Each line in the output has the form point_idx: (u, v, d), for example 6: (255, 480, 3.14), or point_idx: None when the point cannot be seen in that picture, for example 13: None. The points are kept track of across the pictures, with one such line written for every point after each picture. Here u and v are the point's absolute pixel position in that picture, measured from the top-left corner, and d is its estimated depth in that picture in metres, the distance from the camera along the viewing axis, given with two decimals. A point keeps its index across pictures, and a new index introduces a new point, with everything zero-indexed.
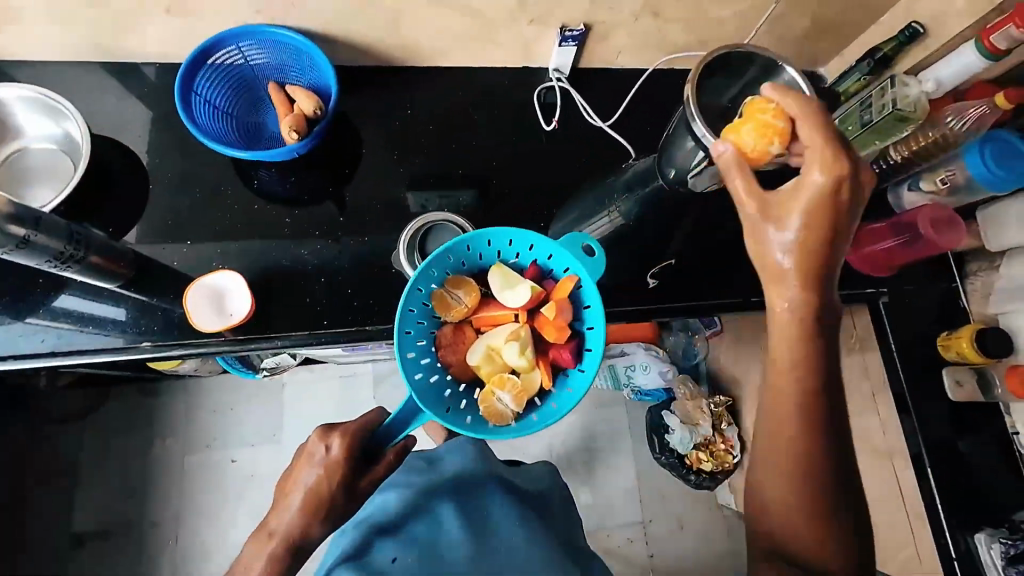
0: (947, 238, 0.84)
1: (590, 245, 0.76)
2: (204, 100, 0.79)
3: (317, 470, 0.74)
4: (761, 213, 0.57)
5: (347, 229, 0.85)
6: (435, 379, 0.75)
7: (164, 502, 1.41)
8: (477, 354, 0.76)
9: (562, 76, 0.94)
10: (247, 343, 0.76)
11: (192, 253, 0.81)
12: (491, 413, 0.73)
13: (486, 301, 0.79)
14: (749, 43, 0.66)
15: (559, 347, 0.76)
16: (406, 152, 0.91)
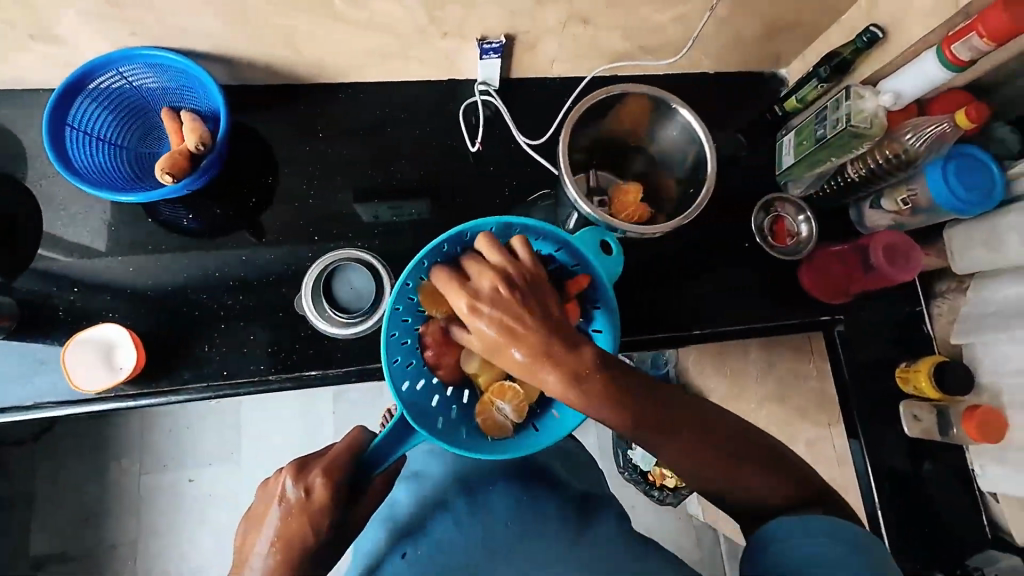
0: (902, 268, 0.78)
1: (608, 242, 0.68)
2: (85, 133, 0.73)
3: (287, 513, 0.56)
4: (475, 349, 0.58)
5: (252, 266, 0.79)
6: (421, 386, 0.70)
7: (123, 526, 1.40)
8: (475, 362, 0.71)
9: (490, 89, 0.86)
10: (143, 398, 0.72)
11: (81, 298, 0.75)
12: (490, 424, 0.69)
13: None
14: (621, 87, 0.68)
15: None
16: (319, 178, 0.84)
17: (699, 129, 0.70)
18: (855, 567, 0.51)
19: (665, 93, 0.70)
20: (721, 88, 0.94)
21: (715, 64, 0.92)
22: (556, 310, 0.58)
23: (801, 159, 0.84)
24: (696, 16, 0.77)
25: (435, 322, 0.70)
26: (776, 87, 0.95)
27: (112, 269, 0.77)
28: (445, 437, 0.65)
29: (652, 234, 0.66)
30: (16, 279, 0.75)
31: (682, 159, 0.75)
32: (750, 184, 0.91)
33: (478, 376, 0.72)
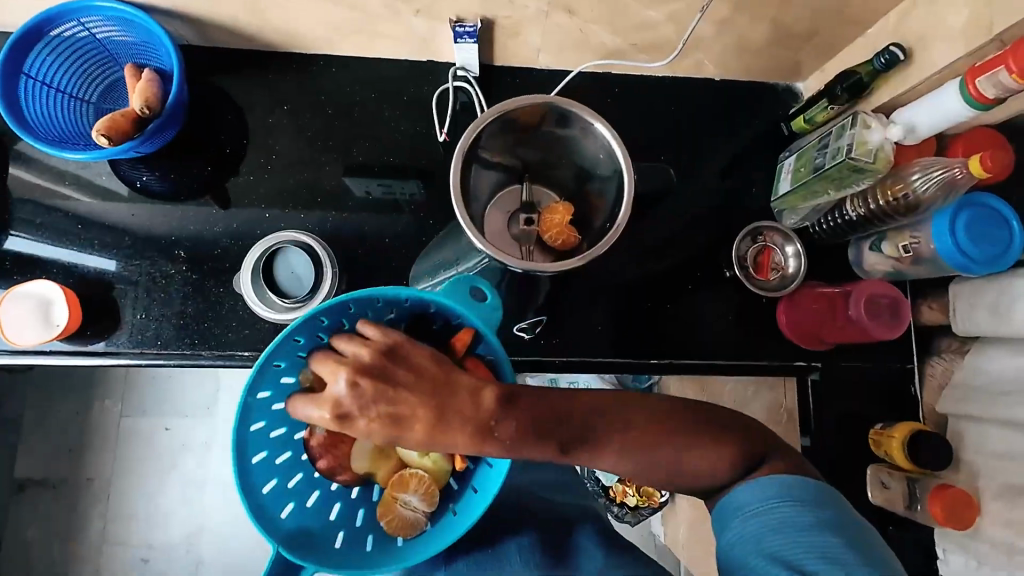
0: (881, 328, 0.71)
1: (477, 288, 0.60)
2: (45, 84, 0.71)
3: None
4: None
5: (200, 236, 0.77)
6: (315, 499, 0.61)
7: (100, 463, 1.46)
8: (366, 458, 0.61)
9: (468, 76, 0.81)
10: (79, 355, 0.73)
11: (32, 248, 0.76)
12: (399, 524, 0.59)
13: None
14: (509, 104, 0.61)
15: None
16: (281, 152, 0.81)
17: (619, 153, 0.64)
18: (826, 529, 0.45)
19: (565, 102, 0.62)
20: (725, 96, 0.86)
21: (720, 69, 0.83)
22: (431, 375, 0.46)
23: (798, 189, 0.76)
24: (695, 15, 0.70)
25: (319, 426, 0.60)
26: (787, 101, 0.86)
27: (74, 216, 0.77)
28: (350, 560, 0.56)
29: (550, 271, 0.60)
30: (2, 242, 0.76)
31: (604, 175, 0.68)
32: (737, 207, 0.83)
33: (374, 471, 0.62)
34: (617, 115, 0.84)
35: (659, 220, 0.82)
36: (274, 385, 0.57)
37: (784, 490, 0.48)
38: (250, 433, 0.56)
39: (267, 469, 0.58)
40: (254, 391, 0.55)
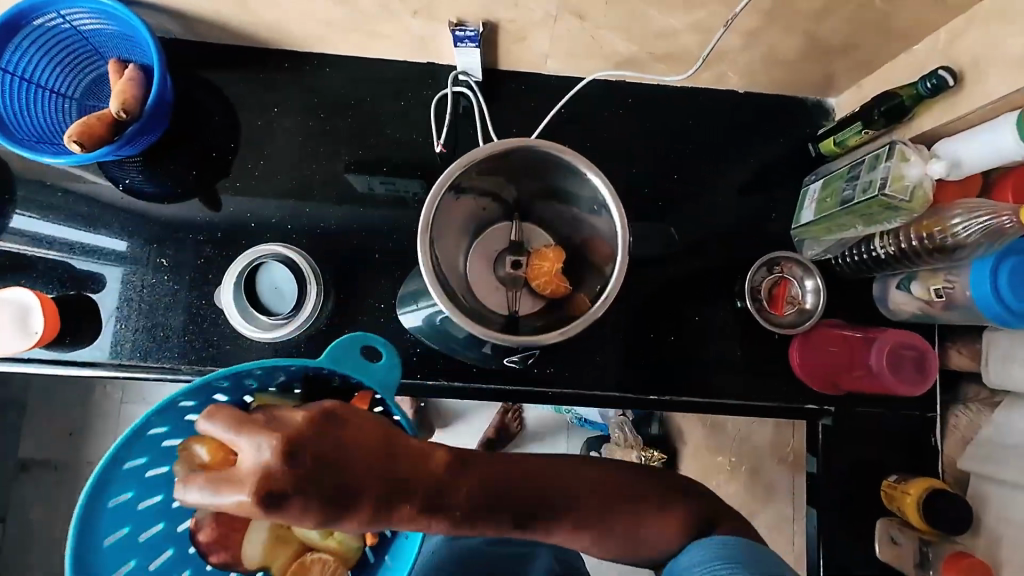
0: (902, 384, 0.66)
1: (370, 343, 0.52)
2: (24, 80, 0.68)
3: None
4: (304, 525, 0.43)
5: (183, 244, 0.74)
6: None
7: (101, 448, 1.47)
8: (260, 549, 0.57)
9: (469, 81, 0.75)
10: (59, 364, 0.71)
11: (18, 239, 0.74)
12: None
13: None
14: (479, 152, 0.56)
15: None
16: (269, 157, 0.77)
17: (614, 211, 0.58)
18: None
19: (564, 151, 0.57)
20: (748, 110, 0.79)
21: (745, 81, 0.76)
22: (371, 440, 0.42)
23: (822, 220, 0.69)
24: (722, 25, 0.63)
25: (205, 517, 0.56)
26: (817, 118, 0.79)
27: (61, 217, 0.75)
28: None
29: (534, 343, 0.55)
30: (9, 220, 0.75)
31: (596, 223, 0.62)
32: (754, 234, 0.77)
33: (271, 561, 0.58)
34: (628, 127, 0.78)
35: (668, 245, 0.77)
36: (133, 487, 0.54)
37: (719, 553, 0.44)
38: (102, 546, 0.52)
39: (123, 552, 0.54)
40: (106, 498, 0.52)
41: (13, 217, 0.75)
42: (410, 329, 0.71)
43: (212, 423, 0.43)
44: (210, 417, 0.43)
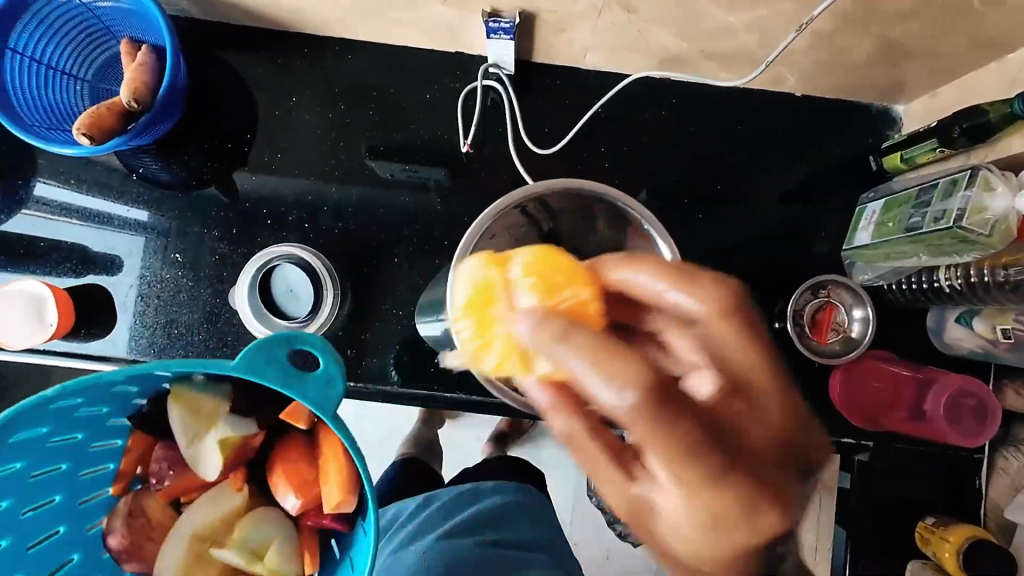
0: (960, 432, 0.62)
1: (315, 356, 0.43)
2: (34, 61, 0.64)
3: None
4: (631, 508, 0.31)
5: (198, 240, 0.72)
6: None
7: None
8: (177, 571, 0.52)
9: (501, 74, 0.69)
10: (71, 357, 0.70)
11: (43, 207, 0.72)
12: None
13: (173, 470, 0.53)
14: (518, 194, 0.49)
15: (322, 515, 0.52)
16: (286, 149, 0.73)
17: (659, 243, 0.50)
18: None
19: (583, 181, 0.51)
20: (804, 117, 0.72)
21: (804, 84, 0.69)
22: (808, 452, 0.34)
23: (880, 244, 0.64)
24: (795, 27, 0.56)
25: (118, 509, 0.53)
26: (881, 128, 0.72)
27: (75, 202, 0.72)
28: None
29: None
30: (33, 186, 0.72)
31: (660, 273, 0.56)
32: (800, 252, 0.71)
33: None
34: (670, 131, 0.72)
35: (704, 260, 0.72)
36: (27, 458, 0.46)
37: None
38: None
39: (5, 525, 0.47)
40: None
41: (39, 184, 0.72)
42: (426, 338, 0.68)
43: (672, 292, 0.38)
44: (713, 312, 0.36)
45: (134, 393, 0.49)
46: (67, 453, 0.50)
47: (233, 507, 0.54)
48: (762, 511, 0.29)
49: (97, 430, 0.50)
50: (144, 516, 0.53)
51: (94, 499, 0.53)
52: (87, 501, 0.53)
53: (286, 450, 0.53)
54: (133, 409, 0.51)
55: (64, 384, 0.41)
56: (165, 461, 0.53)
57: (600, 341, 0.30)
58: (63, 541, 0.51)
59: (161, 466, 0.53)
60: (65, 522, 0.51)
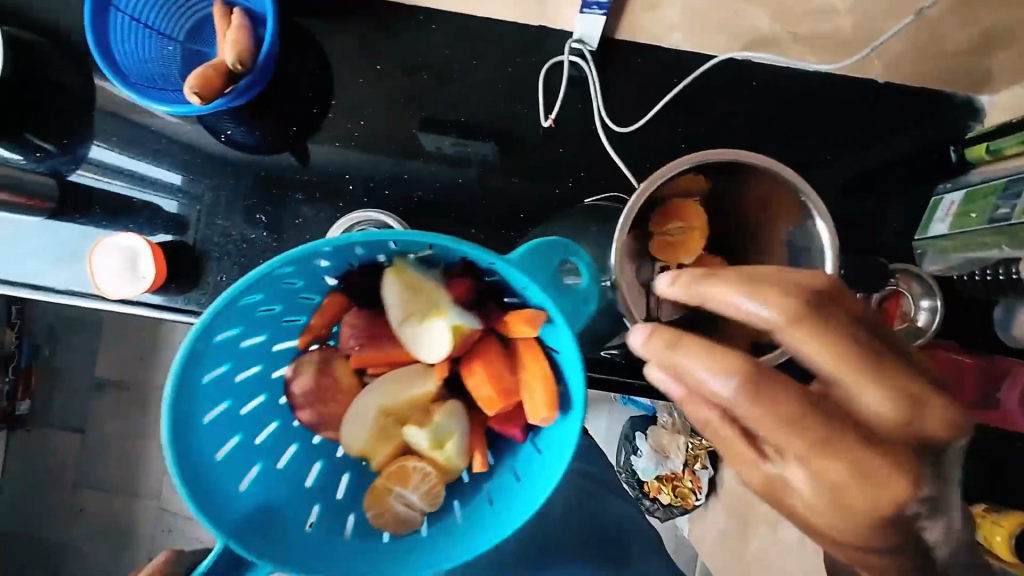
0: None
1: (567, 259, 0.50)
2: (134, 20, 0.66)
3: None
4: (761, 486, 0.35)
5: (282, 202, 0.74)
6: (266, 437, 0.55)
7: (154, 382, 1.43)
8: (365, 434, 0.56)
9: (584, 51, 0.70)
10: (162, 310, 0.73)
11: (95, 168, 0.75)
12: (390, 520, 0.52)
13: (366, 340, 0.57)
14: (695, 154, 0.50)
15: (505, 421, 0.55)
16: (369, 117, 0.75)
17: (818, 226, 0.52)
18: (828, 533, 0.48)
19: (753, 153, 0.51)
20: (884, 104, 0.72)
21: (889, 71, 0.69)
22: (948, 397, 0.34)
23: (958, 235, 0.65)
24: (912, 11, 0.56)
25: (306, 362, 0.57)
26: (963, 118, 0.71)
27: (162, 161, 0.75)
28: (320, 533, 0.51)
29: None
30: (88, 150, 0.75)
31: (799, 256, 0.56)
32: (872, 240, 0.72)
33: (372, 453, 0.57)
34: (749, 113, 0.72)
35: None
36: (270, 289, 0.48)
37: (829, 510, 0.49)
38: (214, 344, 0.47)
39: (230, 350, 0.50)
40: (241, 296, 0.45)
41: (93, 147, 0.75)
42: None
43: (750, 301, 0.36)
44: (783, 319, 0.35)
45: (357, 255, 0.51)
46: (285, 301, 0.53)
47: (423, 393, 0.57)
48: (887, 483, 0.32)
49: (308, 286, 0.53)
50: (332, 372, 0.57)
51: (280, 349, 0.57)
52: (278, 348, 0.56)
53: (483, 350, 0.56)
54: (342, 271, 0.54)
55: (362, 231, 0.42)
56: (353, 331, 0.57)
57: (710, 356, 0.34)
58: (257, 379, 0.55)
59: (350, 336, 0.57)
60: (259, 361, 0.55)
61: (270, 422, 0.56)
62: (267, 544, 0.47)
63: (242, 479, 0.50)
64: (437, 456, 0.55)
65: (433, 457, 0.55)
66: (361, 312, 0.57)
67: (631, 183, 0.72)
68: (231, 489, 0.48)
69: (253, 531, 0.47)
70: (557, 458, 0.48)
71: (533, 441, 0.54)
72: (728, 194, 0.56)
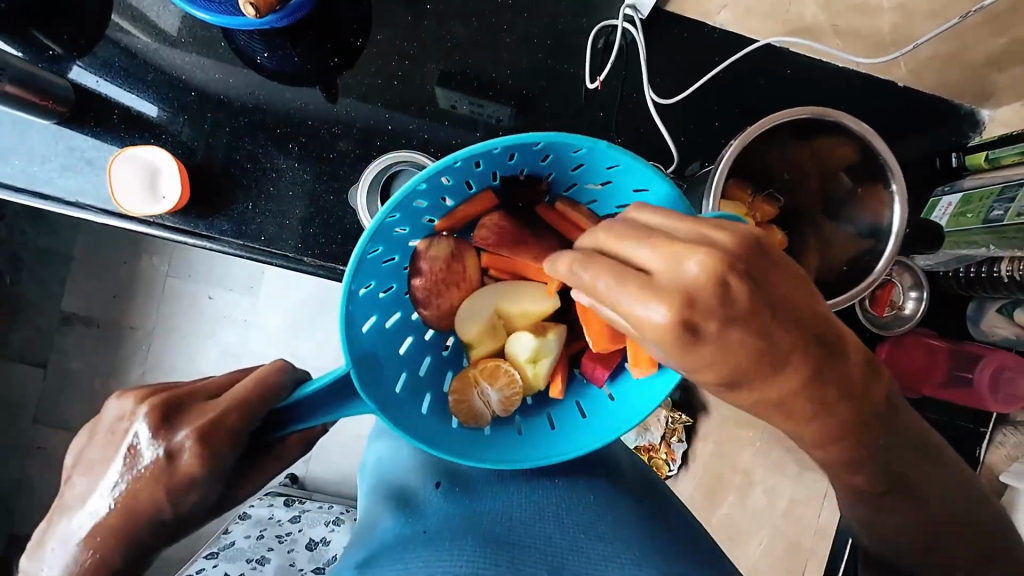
0: (1002, 400, 0.71)
1: None
2: None
3: (139, 478, 0.41)
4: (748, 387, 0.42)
5: (316, 135, 0.72)
6: (387, 294, 0.55)
7: (124, 319, 1.35)
8: (475, 327, 0.60)
9: (636, 17, 0.72)
10: (176, 231, 0.70)
11: (86, 78, 0.70)
12: (467, 409, 0.55)
13: (505, 242, 0.59)
14: (807, 110, 0.58)
15: (596, 359, 0.58)
16: (413, 57, 0.74)
17: (896, 204, 0.60)
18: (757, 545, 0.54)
19: (846, 114, 0.59)
20: (901, 106, 0.77)
21: (911, 75, 0.74)
22: (741, 286, 0.38)
23: (955, 232, 0.70)
24: (959, 14, 0.60)
25: (443, 243, 0.58)
26: (964, 129, 0.77)
27: (187, 78, 0.71)
28: (404, 409, 0.51)
29: (817, 309, 0.61)
30: (86, 58, 0.71)
31: (829, 228, 0.64)
32: None
33: (473, 345, 0.61)
34: (779, 100, 0.75)
35: None
36: (469, 163, 0.49)
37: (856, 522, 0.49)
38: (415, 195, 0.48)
39: (408, 204, 0.50)
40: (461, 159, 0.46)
41: (81, 61, 0.71)
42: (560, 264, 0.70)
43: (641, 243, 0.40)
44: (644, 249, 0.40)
45: (541, 165, 0.54)
46: (459, 187, 0.55)
47: (538, 310, 0.61)
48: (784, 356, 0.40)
49: (482, 175, 0.54)
50: (462, 263, 0.60)
51: (425, 221, 0.57)
52: (426, 220, 0.57)
53: None
54: (513, 175, 0.56)
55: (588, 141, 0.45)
56: (495, 231, 0.59)
57: (637, 284, 0.38)
58: (401, 240, 0.55)
59: (487, 234, 0.59)
60: (410, 225, 0.54)
61: (392, 283, 0.56)
62: (373, 388, 0.48)
63: (365, 322, 0.51)
64: (527, 368, 0.58)
65: (523, 367, 0.58)
66: (507, 216, 0.59)
67: (667, 153, 0.74)
68: (357, 327, 0.49)
69: (365, 368, 0.48)
70: (643, 404, 0.52)
71: (609, 387, 0.58)
72: (814, 169, 0.63)
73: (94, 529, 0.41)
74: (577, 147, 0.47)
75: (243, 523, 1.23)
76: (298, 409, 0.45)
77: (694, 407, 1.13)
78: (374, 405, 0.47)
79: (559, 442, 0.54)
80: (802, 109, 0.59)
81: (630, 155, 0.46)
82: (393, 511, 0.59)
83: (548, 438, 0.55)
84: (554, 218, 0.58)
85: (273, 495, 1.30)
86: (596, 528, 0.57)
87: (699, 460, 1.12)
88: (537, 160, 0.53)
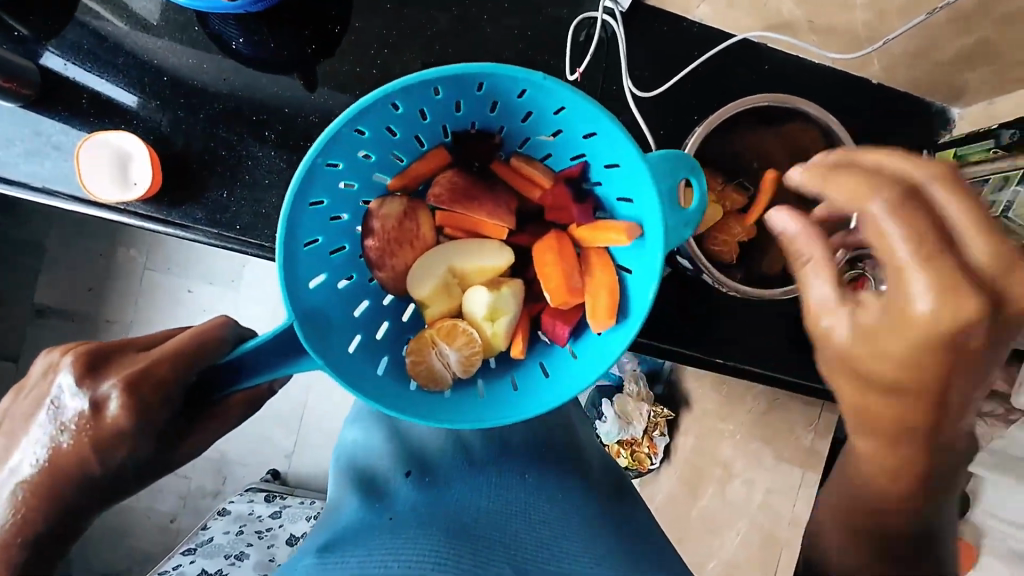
0: None
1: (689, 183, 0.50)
2: None
3: (65, 430, 0.41)
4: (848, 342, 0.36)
5: (293, 122, 0.71)
6: (339, 253, 0.56)
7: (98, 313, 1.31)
8: (430, 285, 0.59)
9: (616, 10, 0.72)
10: (146, 219, 0.69)
11: (54, 61, 0.69)
12: (425, 371, 0.55)
13: (458, 199, 0.60)
14: (773, 94, 0.61)
15: (556, 316, 0.58)
16: (393, 46, 0.73)
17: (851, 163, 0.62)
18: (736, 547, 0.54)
19: (810, 103, 0.62)
20: (874, 103, 0.78)
21: (885, 73, 0.75)
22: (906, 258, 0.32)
23: None
24: (927, 9, 0.61)
25: (394, 202, 0.59)
26: (935, 126, 0.79)
27: (160, 62, 0.70)
28: (357, 367, 0.51)
29: (776, 295, 0.63)
30: (54, 40, 0.69)
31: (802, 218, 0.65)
32: None
33: (428, 304, 0.60)
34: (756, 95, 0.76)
35: None
36: (411, 108, 0.51)
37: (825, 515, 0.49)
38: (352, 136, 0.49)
39: (353, 149, 0.51)
40: (400, 97, 0.48)
41: (49, 44, 0.69)
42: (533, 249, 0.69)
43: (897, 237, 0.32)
44: (919, 255, 0.31)
45: (489, 116, 0.56)
46: (407, 139, 0.57)
47: (492, 266, 0.60)
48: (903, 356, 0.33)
49: (431, 129, 0.57)
50: (415, 221, 0.60)
51: (378, 179, 0.59)
52: (377, 177, 0.59)
53: (561, 245, 0.59)
54: (463, 129, 0.59)
55: (520, 71, 0.45)
56: (447, 187, 0.60)
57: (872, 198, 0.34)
58: (351, 194, 0.56)
59: (440, 189, 0.60)
60: (359, 180, 0.57)
61: (344, 242, 0.57)
62: (321, 343, 0.47)
63: (313, 279, 0.51)
64: (486, 327, 0.58)
65: (483, 326, 0.58)
66: (460, 172, 0.61)
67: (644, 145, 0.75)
68: (303, 283, 0.49)
69: (312, 323, 0.48)
70: (603, 355, 0.52)
71: (571, 344, 0.57)
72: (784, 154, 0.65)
73: (45, 505, 0.40)
74: (519, 86, 0.48)
75: (222, 519, 1.21)
76: (244, 366, 0.45)
77: (676, 402, 1.15)
78: (322, 361, 0.46)
79: (518, 400, 0.53)
80: (762, 95, 0.63)
81: (568, 87, 0.46)
82: (358, 498, 0.59)
83: (509, 398, 0.55)
84: (509, 173, 0.61)
85: (252, 491, 1.27)
86: (560, 528, 0.57)
87: (681, 454, 1.13)
88: (485, 109, 0.55)
